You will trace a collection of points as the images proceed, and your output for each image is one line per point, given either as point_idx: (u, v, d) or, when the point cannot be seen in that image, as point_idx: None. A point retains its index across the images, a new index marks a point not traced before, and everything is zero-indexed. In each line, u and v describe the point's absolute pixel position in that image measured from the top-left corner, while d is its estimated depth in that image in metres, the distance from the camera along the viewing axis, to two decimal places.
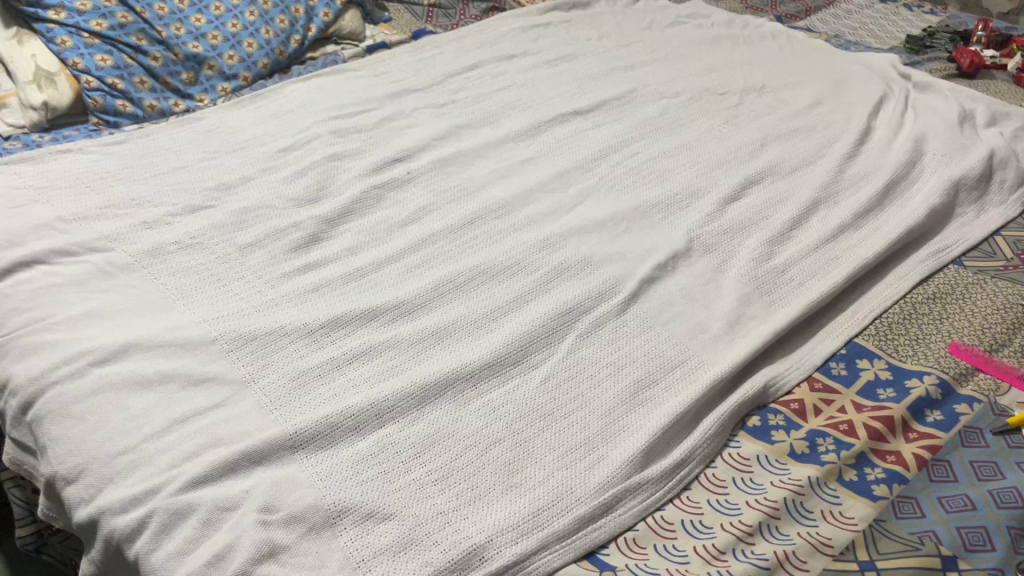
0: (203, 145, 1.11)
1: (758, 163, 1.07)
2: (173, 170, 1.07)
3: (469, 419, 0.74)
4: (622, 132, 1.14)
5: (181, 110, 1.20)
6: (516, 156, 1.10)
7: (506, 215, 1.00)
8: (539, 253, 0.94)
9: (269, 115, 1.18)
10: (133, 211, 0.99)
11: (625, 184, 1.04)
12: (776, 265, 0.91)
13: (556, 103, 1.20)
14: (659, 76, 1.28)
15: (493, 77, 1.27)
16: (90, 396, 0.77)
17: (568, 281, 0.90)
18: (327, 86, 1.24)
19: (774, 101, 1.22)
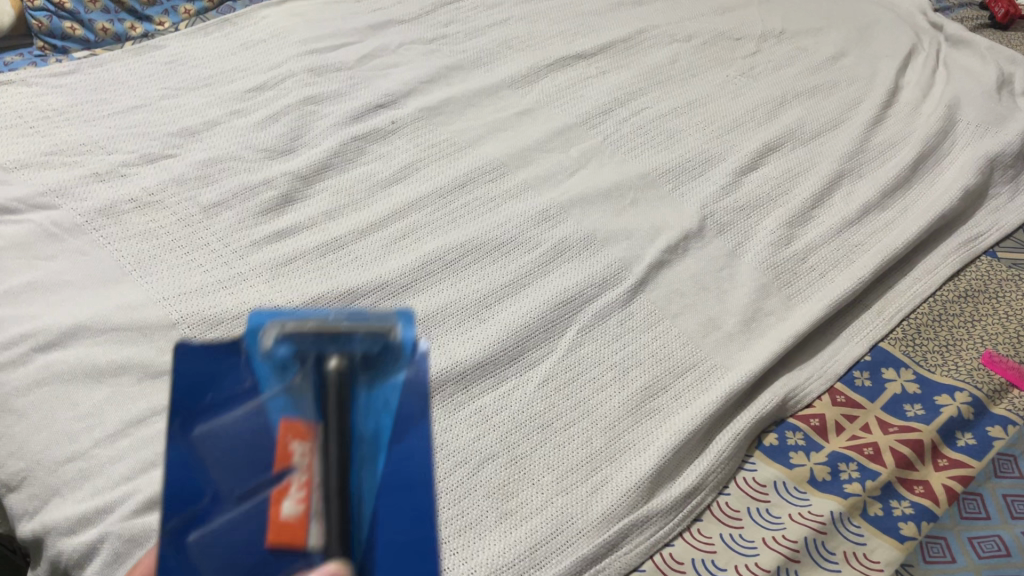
0: (163, 80, 1.00)
1: (777, 126, 0.98)
2: (129, 110, 0.95)
3: (459, 430, 0.66)
4: (629, 83, 1.04)
5: (139, 34, 1.07)
6: (513, 106, 1.00)
7: (501, 177, 0.91)
8: (537, 227, 0.85)
9: (238, 45, 1.06)
10: (84, 159, 0.88)
11: (632, 145, 0.95)
12: (796, 251, 0.83)
13: (558, 44, 1.09)
14: (670, 16, 1.17)
15: (488, 8, 1.15)
16: (33, 388, 0.68)
17: (569, 262, 0.81)
18: (305, 14, 1.12)
19: (793, 51, 1.12)
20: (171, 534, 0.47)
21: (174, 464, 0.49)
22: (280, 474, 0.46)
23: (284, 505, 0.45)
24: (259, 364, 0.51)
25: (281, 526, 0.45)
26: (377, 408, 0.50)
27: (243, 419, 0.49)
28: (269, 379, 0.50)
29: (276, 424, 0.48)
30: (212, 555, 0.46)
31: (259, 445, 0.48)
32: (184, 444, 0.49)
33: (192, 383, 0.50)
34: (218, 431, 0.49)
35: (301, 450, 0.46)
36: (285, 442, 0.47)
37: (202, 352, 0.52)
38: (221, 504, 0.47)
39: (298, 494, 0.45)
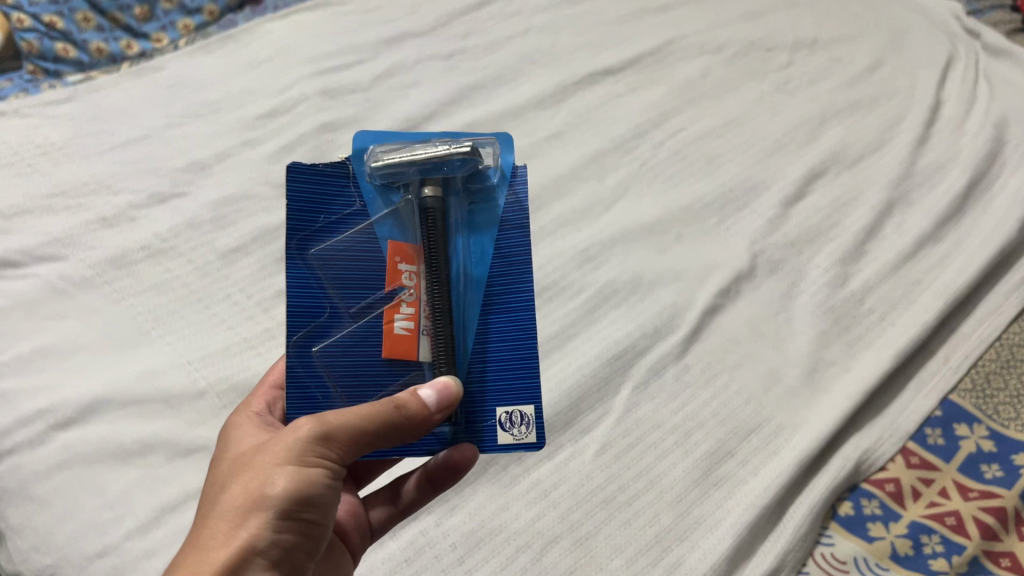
0: (167, 107, 0.93)
1: (819, 150, 0.94)
2: (133, 142, 0.89)
3: (517, 508, 0.63)
4: (661, 101, 0.99)
5: (135, 54, 1.00)
6: (541, 129, 0.95)
7: (535, 211, 0.86)
8: (579, 268, 0.80)
9: (244, 63, 0.99)
10: (89, 201, 0.82)
11: (671, 173, 0.90)
12: (853, 293, 0.79)
13: (583, 58, 1.04)
14: (696, 23, 1.12)
15: (506, 18, 1.09)
16: (54, 472, 0.63)
17: (616, 309, 0.77)
18: (313, 26, 1.05)
19: (825, 63, 1.08)
20: (298, 348, 0.59)
21: (298, 287, 0.60)
22: (391, 292, 0.61)
23: (397, 322, 0.60)
24: (369, 191, 0.65)
25: (395, 337, 0.60)
26: (480, 243, 0.64)
27: (353, 240, 0.62)
28: (376, 204, 0.65)
29: (384, 243, 0.62)
30: (335, 363, 0.59)
31: (370, 258, 0.62)
32: (300, 262, 0.61)
33: (310, 204, 0.62)
34: (333, 251, 0.61)
35: (410, 272, 0.62)
36: (395, 260, 0.62)
37: (312, 174, 0.63)
38: (341, 320, 0.60)
39: (409, 311, 0.60)
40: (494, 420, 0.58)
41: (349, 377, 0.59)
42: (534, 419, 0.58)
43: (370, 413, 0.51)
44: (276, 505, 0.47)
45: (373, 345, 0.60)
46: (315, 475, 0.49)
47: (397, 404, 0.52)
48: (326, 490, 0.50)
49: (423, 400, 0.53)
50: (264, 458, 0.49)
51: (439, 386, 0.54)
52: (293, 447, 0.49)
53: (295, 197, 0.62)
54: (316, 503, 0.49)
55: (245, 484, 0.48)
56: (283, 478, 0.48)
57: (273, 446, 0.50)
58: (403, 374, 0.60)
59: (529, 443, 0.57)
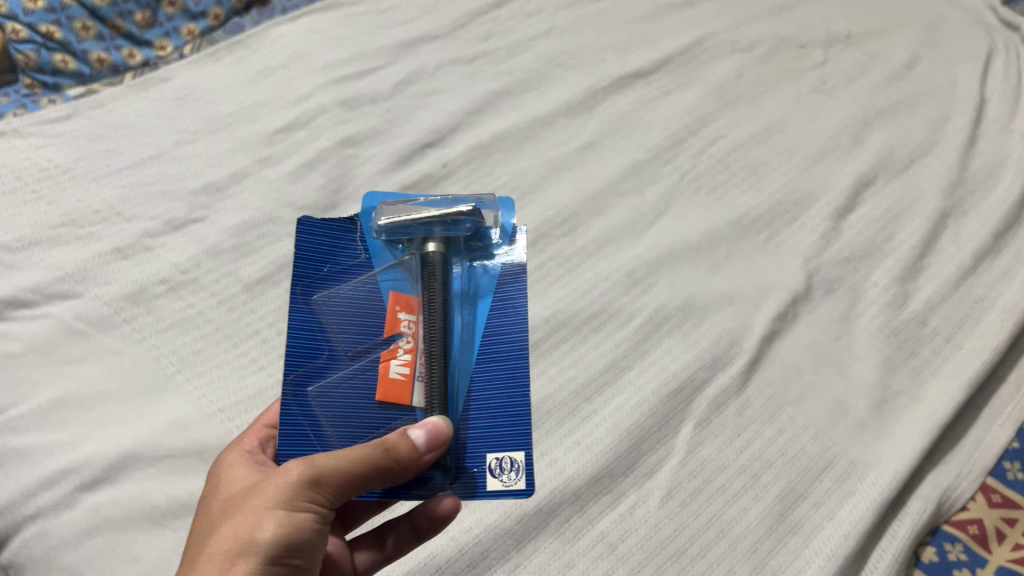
0: (176, 123, 0.87)
1: (866, 155, 0.90)
2: (143, 162, 0.83)
3: (585, 565, 0.59)
4: (695, 106, 0.94)
5: (139, 64, 0.94)
6: (573, 139, 0.90)
7: (574, 230, 0.82)
8: (626, 292, 0.76)
9: (255, 72, 0.93)
10: (101, 230, 0.77)
11: (713, 184, 0.86)
12: (915, 314, 0.75)
13: (611, 60, 0.99)
14: (724, 19, 1.06)
15: (528, 17, 1.03)
16: (85, 538, 0.58)
17: (670, 338, 0.73)
18: (324, 30, 0.99)
19: (861, 59, 1.03)
20: (293, 387, 0.58)
21: (299, 327, 0.60)
22: (388, 339, 0.60)
23: (392, 366, 0.59)
24: (372, 245, 0.65)
25: (390, 381, 0.58)
26: (476, 299, 0.63)
27: (354, 288, 0.63)
28: (382, 255, 0.65)
29: (386, 293, 0.62)
30: (329, 403, 0.58)
31: (369, 304, 0.61)
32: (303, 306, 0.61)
33: (318, 253, 0.64)
34: (334, 297, 0.62)
35: (408, 321, 0.61)
36: (394, 309, 0.61)
37: (324, 228, 0.65)
38: (338, 362, 0.59)
39: (405, 357, 0.59)
40: (483, 467, 0.56)
41: (345, 419, 0.57)
42: (524, 465, 0.56)
43: (359, 457, 0.49)
44: (264, 551, 0.45)
45: (368, 385, 0.58)
46: (304, 519, 0.47)
47: (386, 447, 0.50)
48: (315, 533, 0.48)
49: (413, 445, 0.50)
50: (253, 501, 0.47)
51: (429, 427, 0.51)
52: (281, 491, 0.47)
53: (304, 247, 0.63)
54: (304, 546, 0.47)
55: (234, 528, 0.46)
56: (271, 523, 0.46)
57: (262, 490, 0.48)
58: (398, 417, 0.58)
59: (517, 490, 0.55)
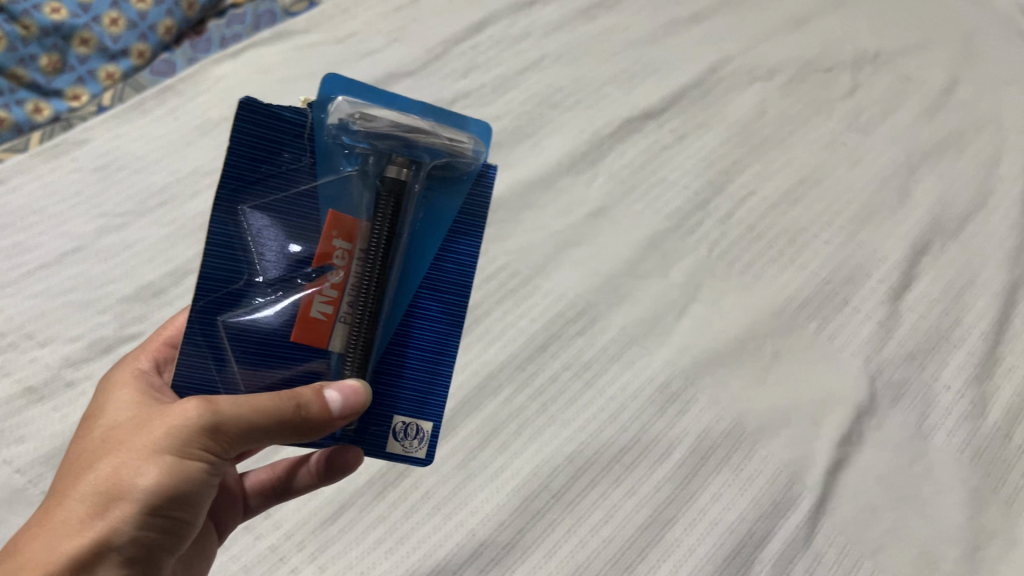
0: (100, 202, 0.72)
1: (916, 213, 0.78)
2: (60, 260, 0.67)
3: None
4: (716, 155, 0.81)
5: (47, 119, 0.77)
6: (579, 204, 0.77)
7: (591, 325, 0.69)
8: (662, 413, 0.63)
9: (194, 131, 0.78)
10: (8, 363, 0.61)
11: (747, 259, 0.73)
12: (999, 425, 0.64)
13: (613, 98, 0.85)
14: (737, 38, 0.93)
15: (514, 45, 0.88)
16: None
17: (718, 475, 0.61)
18: (275, 69, 0.83)
19: (895, 84, 0.91)
20: (200, 312, 0.45)
21: (218, 246, 0.45)
22: (315, 270, 0.46)
23: (315, 306, 0.46)
24: (320, 143, 0.47)
25: (309, 323, 0.46)
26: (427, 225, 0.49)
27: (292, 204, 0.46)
28: (329, 161, 0.47)
29: (321, 212, 0.46)
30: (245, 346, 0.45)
31: (299, 218, 0.46)
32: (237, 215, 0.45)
33: (255, 150, 0.45)
34: (267, 216, 0.46)
35: (342, 250, 0.46)
36: (328, 233, 0.46)
37: (269, 116, 0.45)
38: (257, 291, 0.46)
39: (330, 294, 0.46)
40: (390, 425, 0.48)
41: (251, 353, 0.45)
42: (432, 436, 0.48)
43: (265, 407, 0.40)
44: (143, 500, 0.37)
45: (281, 317, 0.46)
46: (190, 469, 0.39)
47: (297, 403, 0.41)
48: (202, 484, 0.40)
49: (330, 404, 0.42)
50: (136, 439, 0.39)
51: (349, 388, 0.43)
52: (170, 434, 0.39)
53: (240, 141, 0.45)
54: (190, 498, 0.39)
55: (109, 469, 0.38)
56: (153, 471, 0.38)
57: (148, 428, 0.39)
58: (305, 359, 0.46)
59: (417, 459, 0.48)
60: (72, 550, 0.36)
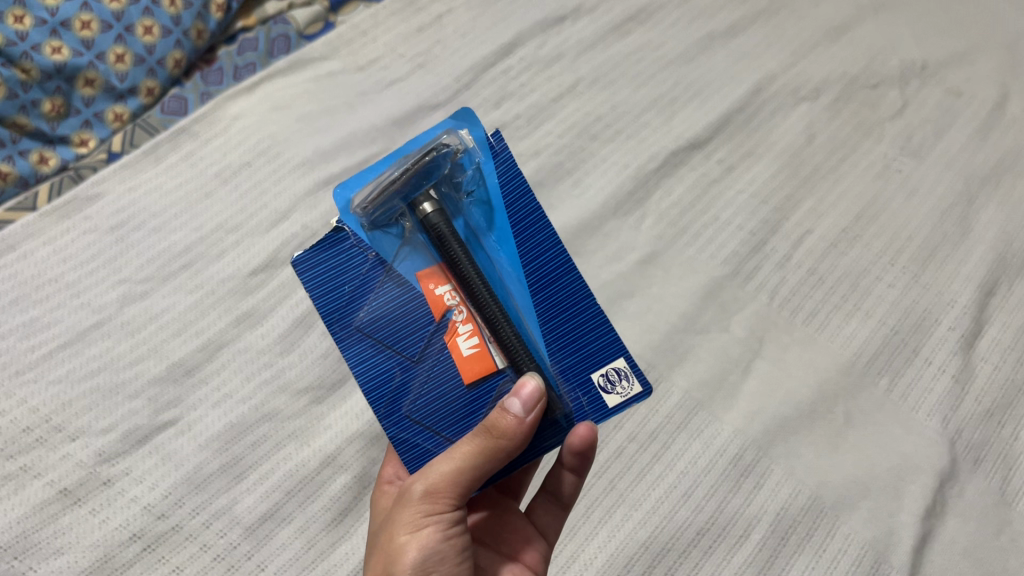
0: (120, 267, 0.67)
1: (982, 248, 0.74)
2: (82, 338, 0.63)
3: None
4: (767, 190, 0.77)
5: (54, 169, 0.72)
6: (628, 249, 0.73)
7: (652, 389, 0.65)
8: (735, 488, 0.60)
9: (214, 179, 0.72)
10: (38, 462, 0.57)
11: (809, 306, 0.70)
12: None
13: (655, 127, 0.81)
14: (777, 53, 0.87)
15: (547, 69, 0.83)
16: None
17: (800, 556, 0.58)
18: (293, 104, 0.78)
19: (943, 100, 0.84)
20: (389, 418, 0.48)
21: (360, 363, 0.48)
22: (440, 322, 0.48)
23: (460, 347, 0.47)
24: (369, 238, 0.49)
25: (466, 360, 0.47)
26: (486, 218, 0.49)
27: (393, 290, 0.48)
28: (387, 244, 0.49)
29: (412, 280, 0.48)
30: (434, 411, 0.47)
31: (407, 294, 0.48)
32: (352, 337, 0.48)
33: (331, 280, 0.49)
34: (378, 315, 0.48)
35: (449, 291, 0.48)
36: (428, 288, 0.48)
37: (322, 252, 0.49)
38: (411, 367, 0.48)
39: (467, 327, 0.47)
40: (595, 388, 0.47)
41: (441, 414, 0.47)
42: (632, 367, 0.47)
43: (463, 454, 0.41)
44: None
45: (447, 372, 0.47)
46: (432, 535, 0.41)
47: (484, 431, 0.41)
48: (452, 543, 0.42)
49: (518, 414, 0.41)
50: (391, 526, 0.43)
51: (527, 389, 0.41)
52: (402, 516, 0.42)
53: (314, 289, 0.49)
54: (450, 560, 0.41)
55: (378, 559, 0.42)
56: (403, 549, 0.41)
57: (392, 520, 0.43)
58: (492, 387, 0.47)
59: (638, 394, 0.46)
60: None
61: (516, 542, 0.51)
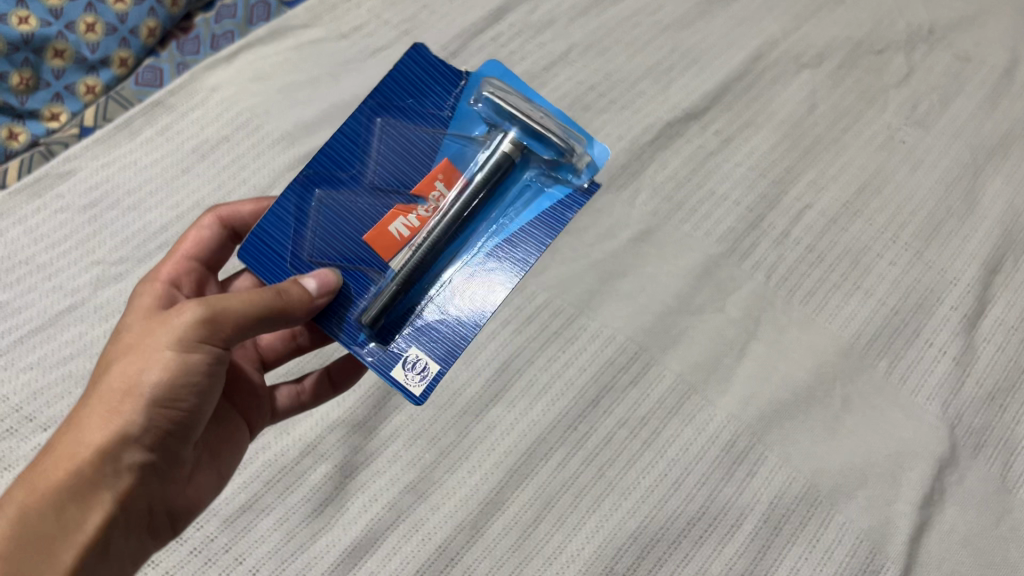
0: (95, 248, 0.64)
1: (987, 223, 0.71)
2: (55, 322, 0.61)
3: None
4: (766, 162, 0.74)
5: (24, 146, 0.69)
6: (622, 226, 0.70)
7: (645, 373, 0.63)
8: (728, 477, 0.59)
9: (192, 155, 0.70)
10: (9, 453, 0.55)
11: (808, 285, 0.67)
12: None
13: (650, 97, 0.78)
14: (779, 16, 0.84)
15: (538, 34, 0.80)
16: None
17: (794, 546, 0.56)
18: (273, 75, 0.75)
19: (951, 66, 0.81)
20: (301, 181, 0.44)
21: (344, 137, 0.44)
22: (410, 195, 0.45)
23: (395, 220, 0.44)
24: (461, 107, 0.46)
25: (383, 233, 0.44)
26: (518, 203, 0.46)
27: (423, 138, 0.45)
28: (466, 120, 0.46)
29: (439, 155, 0.45)
30: (324, 227, 0.44)
31: (418, 149, 0.45)
32: (364, 122, 0.45)
33: (411, 82, 0.45)
34: (395, 138, 0.45)
35: (439, 193, 0.45)
36: (433, 174, 0.45)
37: (436, 64, 0.45)
38: (356, 188, 0.44)
39: (415, 221, 0.45)
40: (400, 354, 0.44)
41: (325, 241, 0.44)
42: (434, 379, 0.44)
43: (251, 300, 0.39)
44: (151, 397, 0.38)
45: (365, 218, 0.44)
46: (197, 362, 0.39)
47: (278, 289, 0.40)
48: (208, 374, 0.39)
49: (310, 289, 0.41)
50: (144, 336, 0.39)
51: (325, 278, 0.42)
52: (169, 330, 0.38)
53: (401, 68, 0.45)
54: (197, 390, 0.39)
55: (117, 370, 0.38)
56: (157, 366, 0.38)
57: (152, 327, 0.39)
58: (365, 262, 0.45)
59: (410, 393, 0.44)
60: (94, 445, 0.37)
61: (248, 400, 0.51)
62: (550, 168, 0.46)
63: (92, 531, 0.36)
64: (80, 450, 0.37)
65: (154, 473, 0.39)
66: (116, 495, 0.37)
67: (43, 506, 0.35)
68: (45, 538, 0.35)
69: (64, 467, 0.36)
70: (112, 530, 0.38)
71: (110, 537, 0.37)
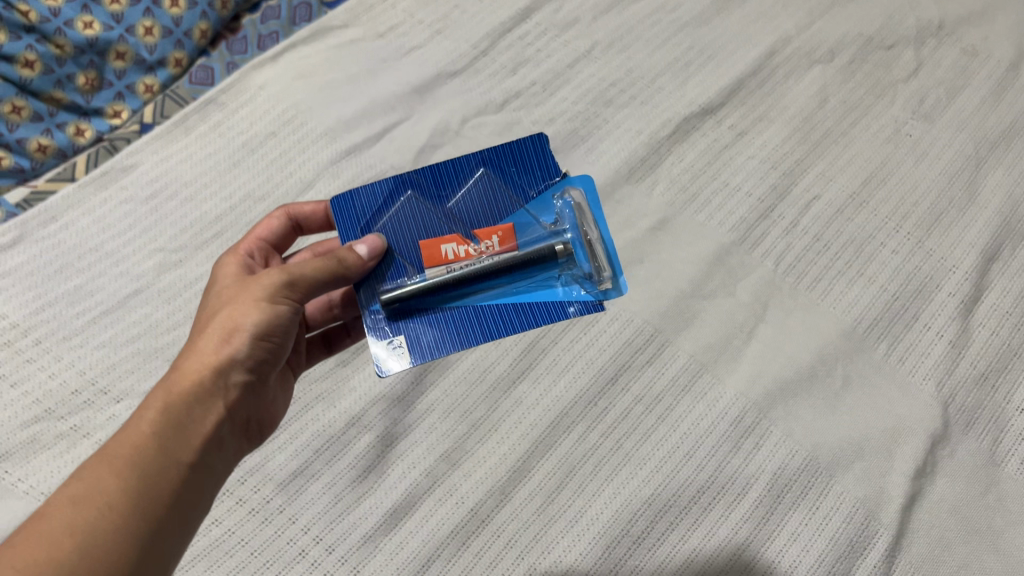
0: (157, 237, 0.70)
1: (987, 213, 0.75)
2: (123, 305, 0.67)
3: None
4: (777, 155, 0.79)
5: (91, 142, 0.75)
6: (640, 216, 0.75)
7: (659, 353, 0.68)
8: (735, 449, 0.64)
9: (242, 149, 0.75)
10: (86, 422, 0.62)
11: (814, 273, 0.72)
12: None
13: (669, 92, 0.82)
14: (793, 13, 0.88)
15: (563, 33, 0.85)
16: None
17: (795, 512, 0.62)
18: (315, 73, 0.80)
19: (958, 61, 0.84)
20: (409, 177, 0.53)
21: (453, 167, 0.53)
22: (471, 232, 0.52)
23: (449, 243, 0.51)
24: (542, 196, 0.53)
25: (435, 247, 0.51)
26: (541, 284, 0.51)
27: (501, 197, 0.52)
28: (542, 207, 0.53)
29: (507, 217, 0.52)
30: (397, 219, 0.52)
31: (494, 204, 0.52)
32: (472, 164, 0.53)
33: (518, 160, 0.53)
34: (482, 187, 0.52)
35: (492, 245, 0.51)
36: (494, 229, 0.52)
37: (546, 159, 0.53)
38: (437, 203, 0.52)
39: (462, 252, 0.51)
40: (389, 334, 0.50)
41: (393, 229, 0.52)
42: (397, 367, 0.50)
43: (321, 266, 0.47)
44: (253, 333, 0.45)
45: (428, 228, 0.52)
46: (285, 311, 0.47)
47: (338, 258, 0.48)
48: (292, 321, 0.47)
49: (362, 255, 0.49)
50: (240, 292, 0.47)
51: (371, 241, 0.50)
52: (263, 286, 0.46)
53: (519, 148, 0.53)
54: (285, 333, 0.47)
55: (222, 314, 0.46)
56: (256, 311, 0.45)
57: (246, 284, 0.47)
58: (409, 260, 0.51)
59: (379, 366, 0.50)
60: (210, 366, 0.44)
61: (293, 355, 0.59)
62: (578, 276, 0.51)
63: (209, 432, 0.43)
64: (199, 369, 0.43)
65: (248, 397, 0.46)
66: (225, 407, 0.44)
67: (172, 405, 0.42)
68: (177, 430, 0.41)
69: (187, 381, 0.43)
70: (221, 436, 0.44)
71: (223, 438, 0.44)
